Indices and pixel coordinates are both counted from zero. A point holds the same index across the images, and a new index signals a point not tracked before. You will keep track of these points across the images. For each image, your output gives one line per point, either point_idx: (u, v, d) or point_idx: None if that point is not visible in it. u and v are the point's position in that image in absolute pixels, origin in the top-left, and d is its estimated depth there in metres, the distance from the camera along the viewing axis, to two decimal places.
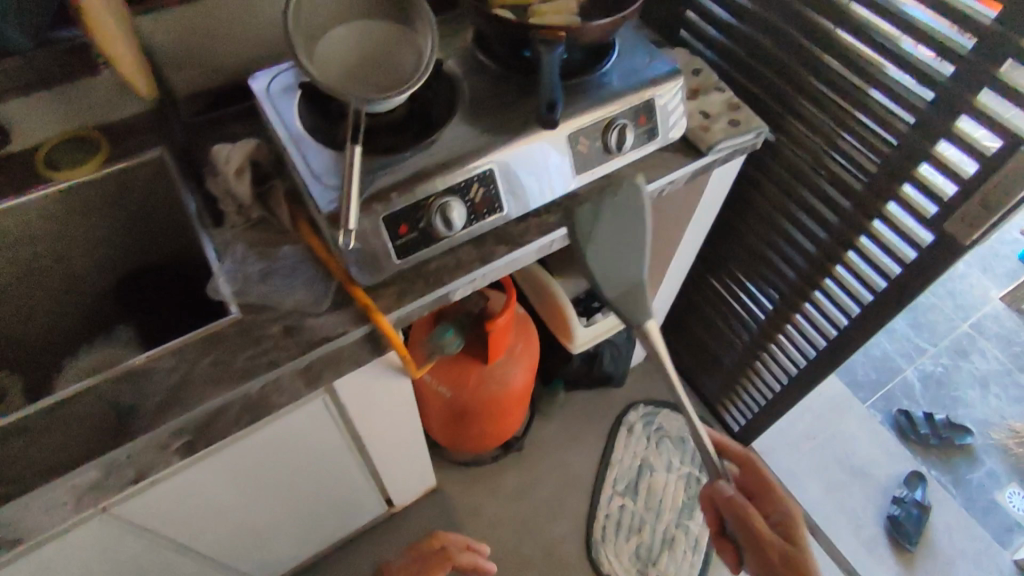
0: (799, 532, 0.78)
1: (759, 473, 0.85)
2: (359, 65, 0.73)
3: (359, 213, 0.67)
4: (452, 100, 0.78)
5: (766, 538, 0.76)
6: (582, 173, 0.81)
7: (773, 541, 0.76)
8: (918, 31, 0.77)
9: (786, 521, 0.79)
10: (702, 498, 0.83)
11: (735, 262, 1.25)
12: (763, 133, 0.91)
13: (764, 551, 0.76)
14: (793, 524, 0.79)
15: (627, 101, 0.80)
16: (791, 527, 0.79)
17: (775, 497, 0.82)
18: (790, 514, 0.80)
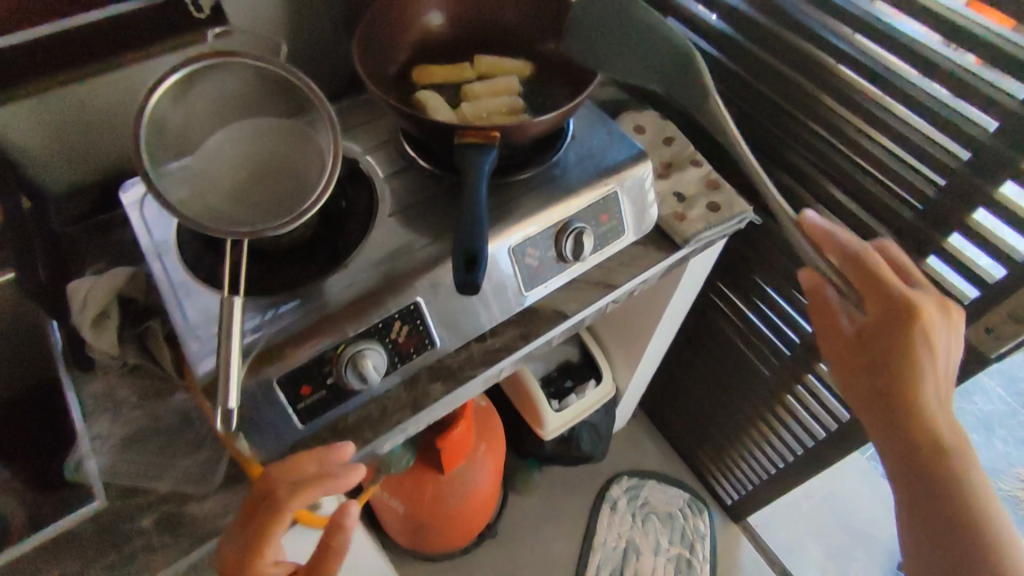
0: (946, 351, 0.59)
1: (861, 266, 0.61)
2: (257, 160, 0.60)
3: (245, 378, 0.54)
4: (370, 209, 0.64)
5: (905, 331, 0.58)
6: (534, 289, 0.67)
7: (927, 360, 0.58)
8: (912, 100, 0.65)
9: (898, 314, 0.59)
10: (814, 227, 0.64)
11: (722, 335, 1.12)
12: (748, 218, 0.77)
13: (910, 386, 0.59)
14: (942, 341, 0.58)
15: (582, 201, 0.67)
16: (940, 324, 0.59)
17: (906, 331, 0.58)
18: (950, 320, 0.59)
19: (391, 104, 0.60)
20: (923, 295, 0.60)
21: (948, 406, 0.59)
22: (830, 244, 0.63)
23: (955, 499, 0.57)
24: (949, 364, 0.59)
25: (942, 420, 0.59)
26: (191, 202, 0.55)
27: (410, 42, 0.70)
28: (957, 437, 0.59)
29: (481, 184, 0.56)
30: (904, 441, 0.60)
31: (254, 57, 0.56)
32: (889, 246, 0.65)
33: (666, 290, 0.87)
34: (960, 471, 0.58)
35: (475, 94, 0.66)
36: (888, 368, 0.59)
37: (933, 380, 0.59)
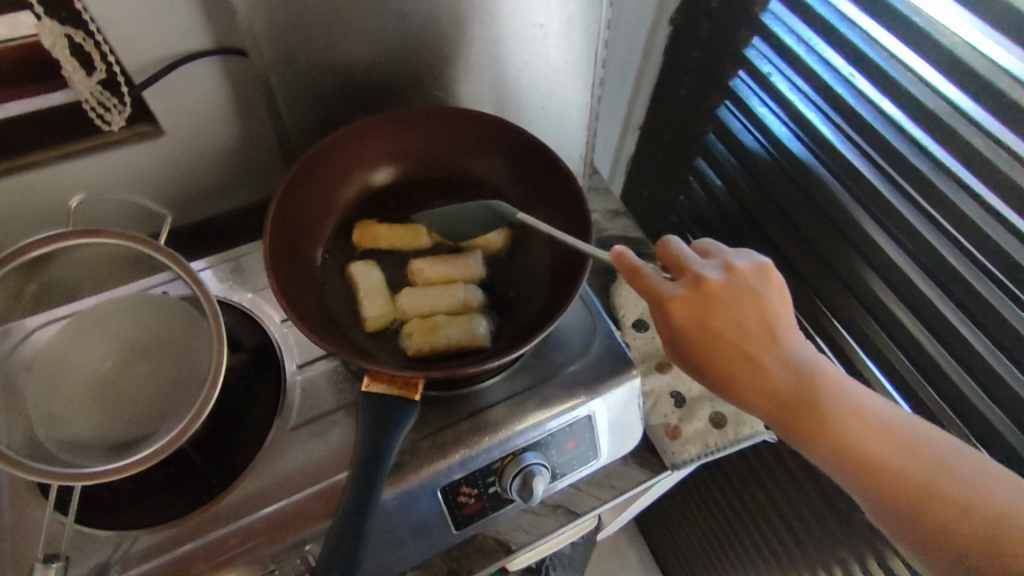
0: (765, 305, 0.46)
1: (661, 309, 0.46)
2: (130, 340, 0.48)
3: None
4: (275, 406, 0.53)
5: (718, 308, 0.45)
6: (469, 526, 0.53)
7: (743, 334, 0.45)
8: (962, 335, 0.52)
9: (690, 313, 0.45)
10: (623, 268, 0.47)
11: (717, 508, 0.94)
12: (762, 438, 0.60)
13: (759, 373, 0.46)
14: (771, 311, 0.46)
15: (542, 428, 0.52)
16: (754, 304, 0.46)
17: (711, 316, 0.45)
18: (767, 283, 0.47)
19: (290, 314, 0.45)
20: (716, 271, 0.47)
21: (795, 358, 0.46)
22: (641, 283, 0.46)
23: (885, 479, 0.43)
24: (777, 320, 0.47)
25: (796, 380, 0.45)
26: (41, 409, 0.44)
27: (347, 200, 0.59)
28: (865, 423, 0.44)
29: (391, 438, 0.44)
30: (814, 449, 0.45)
31: (127, 234, 0.44)
32: (672, 243, 0.49)
33: (639, 502, 0.71)
34: (840, 420, 0.44)
35: (424, 278, 0.54)
36: (743, 375, 0.45)
37: (766, 341, 0.46)
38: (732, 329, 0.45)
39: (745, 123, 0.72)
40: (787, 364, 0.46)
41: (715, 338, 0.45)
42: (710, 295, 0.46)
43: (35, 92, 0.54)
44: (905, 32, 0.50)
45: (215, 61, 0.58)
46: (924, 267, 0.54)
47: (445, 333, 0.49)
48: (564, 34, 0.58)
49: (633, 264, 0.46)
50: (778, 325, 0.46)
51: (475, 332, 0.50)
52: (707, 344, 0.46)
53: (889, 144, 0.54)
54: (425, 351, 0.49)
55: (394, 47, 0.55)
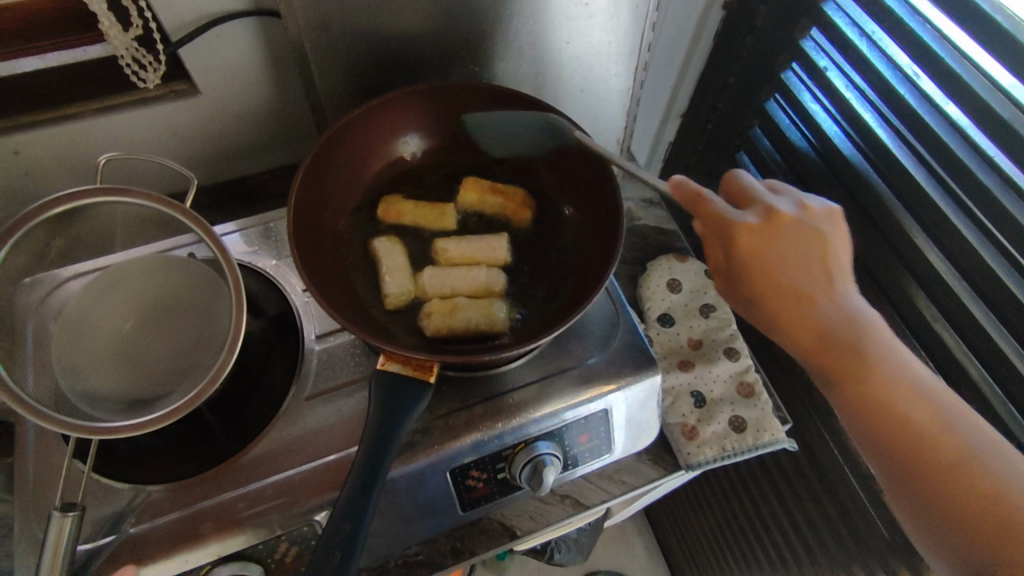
0: (829, 245, 0.46)
1: (722, 235, 0.47)
2: (151, 299, 0.49)
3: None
4: (292, 374, 0.53)
5: (778, 241, 0.46)
6: (475, 508, 0.53)
7: (800, 269, 0.46)
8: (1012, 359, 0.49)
9: (750, 242, 0.46)
10: (682, 195, 0.48)
11: (730, 509, 0.93)
12: (782, 446, 0.58)
13: (808, 305, 0.46)
14: (834, 251, 0.46)
15: (556, 418, 0.51)
16: (818, 242, 0.46)
17: (771, 246, 0.46)
18: (835, 226, 0.47)
19: (304, 278, 0.44)
20: (787, 205, 0.48)
21: (847, 300, 0.46)
22: (702, 210, 0.47)
23: (901, 438, 0.42)
24: (839, 261, 0.46)
25: (845, 322, 0.45)
26: (65, 356, 0.45)
27: (375, 172, 0.59)
28: (903, 381, 0.43)
29: (402, 421, 0.43)
30: (843, 394, 0.45)
31: (151, 195, 0.44)
32: (745, 177, 0.50)
33: (650, 496, 0.70)
34: (877, 372, 0.43)
35: (449, 257, 0.54)
36: (791, 306, 0.46)
37: (822, 278, 0.46)
38: (789, 263, 0.46)
39: (794, 119, 0.69)
40: (836, 306, 0.45)
41: (770, 268, 0.46)
42: (772, 229, 0.46)
43: (75, 43, 0.55)
44: (981, 31, 0.46)
45: (250, 22, 0.57)
46: (975, 286, 0.51)
47: (464, 315, 0.49)
48: (610, 15, 0.56)
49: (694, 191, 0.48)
50: (836, 266, 0.46)
51: (494, 316, 0.49)
52: (762, 272, 0.46)
53: (949, 152, 0.50)
54: (443, 332, 0.49)
55: (431, 18, 0.53)
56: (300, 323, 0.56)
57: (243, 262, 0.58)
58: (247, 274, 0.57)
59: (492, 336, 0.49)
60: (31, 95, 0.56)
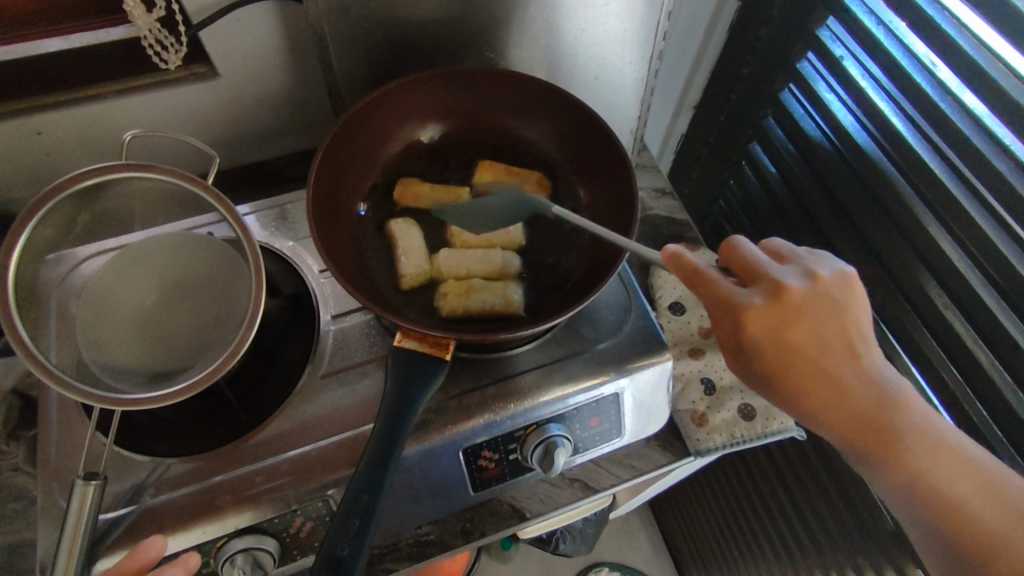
0: (847, 318, 0.43)
1: (736, 320, 0.42)
2: (172, 277, 0.49)
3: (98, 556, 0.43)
4: (308, 352, 0.54)
5: (796, 320, 0.42)
6: (486, 489, 0.54)
7: (825, 352, 0.42)
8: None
9: (767, 327, 0.42)
10: (680, 270, 0.44)
11: (736, 501, 0.93)
12: (790, 435, 0.59)
13: (836, 389, 0.42)
14: (855, 324, 0.43)
15: (567, 401, 0.52)
16: (836, 318, 0.42)
17: (791, 328, 0.42)
18: (852, 295, 0.43)
19: (325, 255, 0.44)
20: (796, 277, 0.44)
21: (875, 375, 0.43)
22: (709, 291, 0.43)
23: (945, 513, 0.41)
24: (859, 333, 0.43)
25: (877, 400, 0.42)
26: (88, 329, 0.46)
27: (393, 154, 0.59)
28: (938, 456, 0.41)
29: (417, 396, 0.44)
30: (882, 475, 0.43)
31: (176, 171, 0.46)
32: (742, 245, 0.46)
33: (658, 484, 0.71)
34: (913, 451, 0.42)
35: (464, 240, 0.55)
36: (819, 392, 0.42)
37: (845, 356, 0.42)
38: (810, 344, 0.42)
39: (808, 109, 0.69)
40: (867, 385, 0.42)
41: (792, 353, 0.42)
42: (790, 308, 0.42)
43: (98, 26, 0.54)
44: (1002, 20, 0.46)
45: (271, 5, 0.58)
46: (989, 276, 0.51)
47: (480, 297, 0.50)
48: (627, 3, 0.56)
49: (693, 272, 0.44)
50: (861, 342, 0.42)
51: (509, 297, 0.50)
52: (785, 358, 0.42)
53: (965, 142, 0.51)
54: (458, 313, 0.50)
55: (450, 3, 0.54)
56: (316, 303, 0.56)
57: (260, 243, 0.59)
58: (264, 255, 0.58)
59: (507, 318, 0.50)
60: (54, 76, 0.57)
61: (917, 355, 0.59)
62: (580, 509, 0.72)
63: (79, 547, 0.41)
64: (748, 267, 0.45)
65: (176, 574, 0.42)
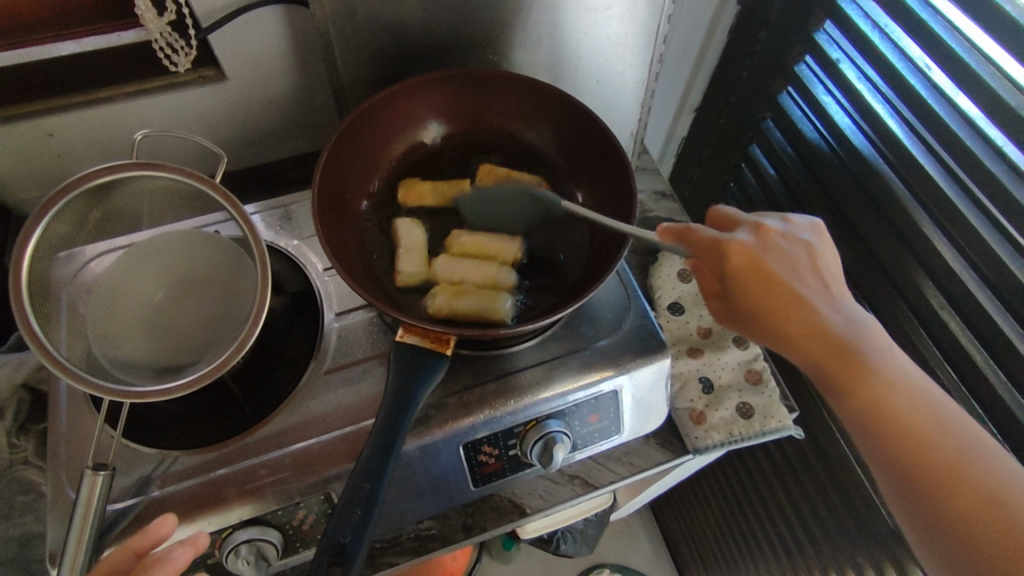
0: (818, 259, 0.47)
1: (720, 249, 0.46)
2: (180, 273, 0.51)
3: (103, 547, 0.44)
4: (312, 349, 0.55)
5: (773, 254, 0.47)
6: (486, 484, 0.55)
7: (800, 282, 0.46)
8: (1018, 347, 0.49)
9: (747, 254, 0.46)
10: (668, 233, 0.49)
11: (735, 501, 0.94)
12: (788, 433, 0.59)
13: (810, 316, 0.45)
14: (825, 265, 0.47)
15: (566, 398, 0.52)
16: (808, 256, 0.47)
17: (769, 259, 0.46)
18: (822, 242, 0.49)
19: (327, 251, 0.45)
20: (774, 224, 0.49)
21: (847, 311, 0.46)
22: (696, 231, 0.48)
23: (907, 442, 0.42)
24: (829, 274, 0.47)
25: (848, 329, 0.45)
26: (98, 323, 0.48)
27: (397, 155, 0.61)
28: (903, 387, 0.43)
29: (419, 390, 0.45)
30: (847, 401, 0.44)
31: (185, 170, 0.47)
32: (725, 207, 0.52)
33: (657, 484, 0.71)
34: (879, 378, 0.43)
35: (463, 248, 0.55)
36: (794, 317, 0.45)
37: (818, 290, 0.46)
38: (786, 275, 0.46)
39: (806, 111, 0.70)
40: (838, 317, 0.45)
41: (771, 280, 0.45)
42: (766, 245, 0.47)
43: (109, 30, 0.56)
44: (996, 24, 0.47)
45: (278, 9, 0.59)
46: (984, 276, 0.52)
47: (469, 301, 0.50)
48: (627, 6, 0.57)
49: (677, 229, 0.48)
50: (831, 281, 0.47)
51: (498, 305, 0.50)
52: (763, 285, 0.45)
53: (960, 143, 0.51)
54: (445, 314, 0.51)
55: (453, 7, 0.55)
56: (320, 301, 0.57)
57: (265, 242, 0.60)
58: (269, 253, 0.59)
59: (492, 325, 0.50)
60: (67, 78, 0.58)
61: (913, 355, 0.60)
62: (575, 509, 0.72)
63: (88, 536, 0.42)
64: (731, 219, 0.51)
65: (187, 551, 0.41)
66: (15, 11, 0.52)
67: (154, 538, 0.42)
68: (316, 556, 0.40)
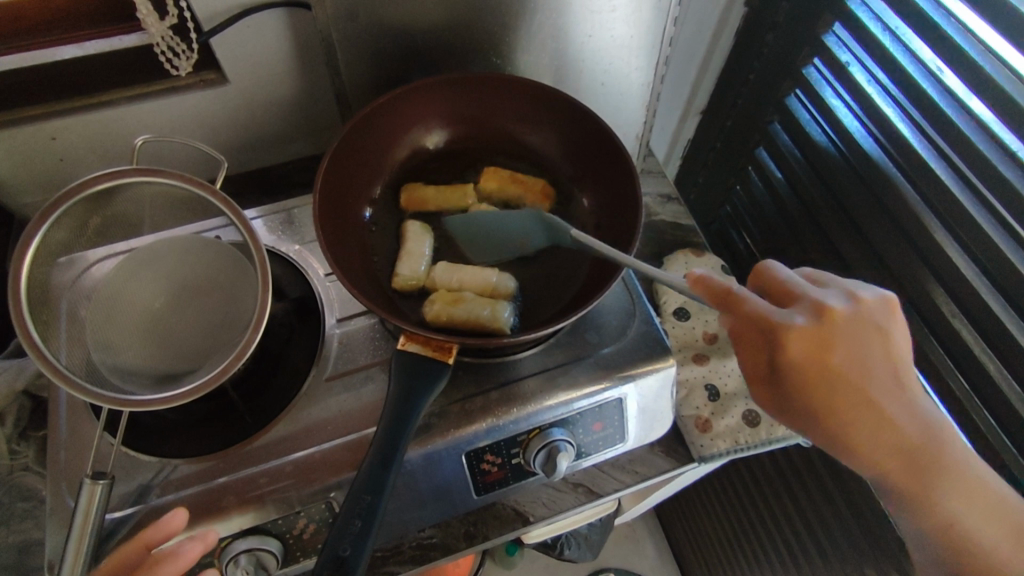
0: (888, 347, 0.42)
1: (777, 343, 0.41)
2: (179, 279, 0.50)
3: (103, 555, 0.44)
4: (312, 355, 0.54)
5: (841, 346, 0.41)
6: (489, 492, 0.54)
7: (866, 379, 0.41)
8: None
9: (811, 349, 0.40)
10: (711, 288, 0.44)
11: (741, 508, 0.93)
12: (795, 441, 0.59)
13: (875, 418, 0.41)
14: (895, 353, 0.42)
15: (571, 406, 0.52)
16: (879, 344, 0.42)
17: (833, 353, 0.41)
18: (894, 321, 0.42)
19: (327, 254, 0.45)
20: (840, 301, 0.43)
21: (914, 406, 0.42)
22: (746, 311, 0.42)
23: (963, 546, 0.42)
24: (897, 361, 0.42)
25: (918, 433, 0.42)
26: (95, 330, 0.47)
27: (399, 159, 0.60)
28: (970, 492, 0.42)
29: (420, 399, 0.45)
30: (906, 496, 0.43)
31: (185, 176, 0.46)
32: (778, 270, 0.45)
33: (659, 492, 0.70)
34: (945, 484, 0.42)
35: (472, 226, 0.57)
36: (858, 420, 0.41)
37: (887, 385, 0.42)
38: (851, 373, 0.41)
39: (815, 114, 0.69)
40: (903, 416, 0.42)
41: (834, 380, 0.41)
42: (834, 336, 0.41)
43: (111, 32, 0.55)
44: (1010, 27, 0.46)
45: (280, 12, 0.59)
46: (998, 285, 0.50)
47: (467, 308, 0.50)
48: (632, 9, 0.56)
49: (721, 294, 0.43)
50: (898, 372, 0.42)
51: (497, 315, 0.50)
52: (825, 385, 0.41)
53: (972, 147, 0.50)
54: (441, 321, 0.50)
55: (456, 10, 0.54)
56: (321, 306, 0.57)
57: (266, 247, 0.60)
58: (271, 258, 0.59)
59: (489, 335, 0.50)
60: (68, 81, 0.58)
61: (924, 363, 0.59)
62: (578, 515, 0.71)
63: (86, 545, 0.41)
64: (782, 290, 0.44)
65: (195, 546, 0.41)
66: (16, 15, 0.52)
67: (165, 532, 0.42)
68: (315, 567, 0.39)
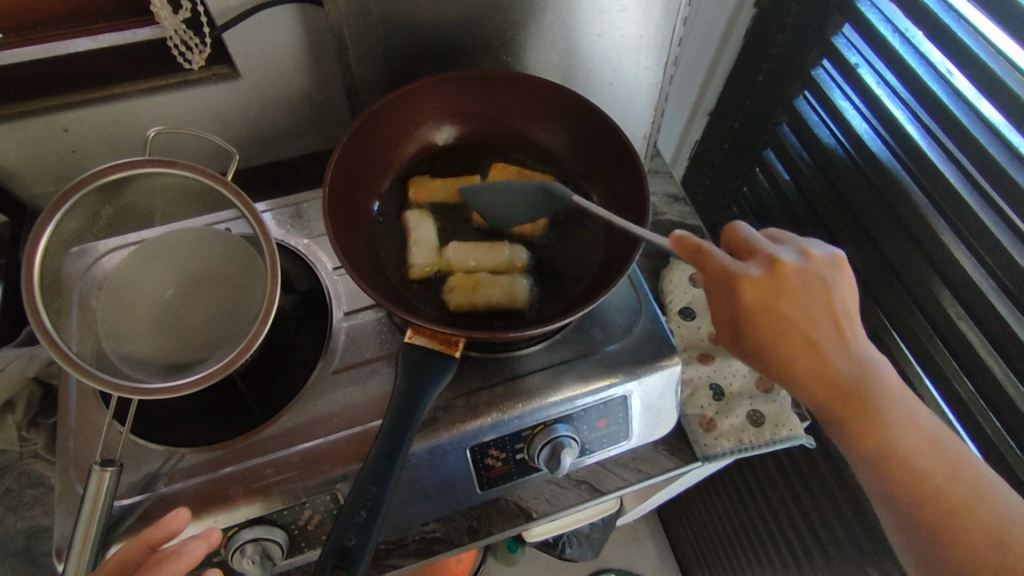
0: (835, 300, 0.43)
1: (728, 290, 0.42)
2: (189, 270, 0.51)
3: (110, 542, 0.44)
4: (320, 349, 0.54)
5: (790, 296, 0.42)
6: (493, 488, 0.54)
7: (812, 326, 0.42)
8: None
9: (759, 296, 0.42)
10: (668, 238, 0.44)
11: (744, 510, 0.93)
12: (799, 442, 0.58)
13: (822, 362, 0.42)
14: (841, 307, 0.43)
15: (576, 402, 0.52)
16: (825, 296, 0.43)
17: (782, 302, 0.42)
18: (842, 276, 0.44)
19: (337, 249, 0.45)
20: (791, 255, 0.44)
21: (861, 352, 0.43)
22: (701, 259, 0.43)
23: (916, 492, 0.41)
24: (844, 312, 0.43)
25: (863, 377, 0.42)
26: (107, 320, 0.48)
27: (408, 155, 0.61)
28: (914, 435, 0.42)
29: (427, 391, 0.45)
30: (857, 446, 0.43)
31: (197, 168, 0.47)
32: (740, 228, 0.46)
33: (662, 492, 0.70)
34: (895, 430, 0.42)
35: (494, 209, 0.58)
36: (805, 361, 0.42)
37: (831, 332, 0.43)
38: (800, 321, 0.42)
39: (823, 116, 0.69)
40: (849, 363, 0.43)
41: (784, 325, 0.42)
42: (783, 286, 0.42)
43: (125, 26, 0.56)
44: (1020, 30, 0.46)
45: (293, 8, 0.59)
46: (1004, 288, 0.50)
47: (487, 294, 0.51)
48: (643, 8, 0.56)
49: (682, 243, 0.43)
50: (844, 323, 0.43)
51: (517, 292, 0.52)
52: (774, 330, 0.42)
53: (981, 150, 0.50)
54: (465, 307, 0.52)
55: (466, 7, 0.55)
56: (329, 301, 0.57)
57: (276, 241, 0.60)
58: (279, 252, 0.59)
59: (513, 312, 0.52)
60: (81, 75, 0.58)
61: (929, 366, 0.59)
62: (581, 513, 0.71)
63: (95, 531, 0.42)
64: (741, 245, 0.45)
65: (201, 543, 0.41)
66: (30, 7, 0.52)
67: (168, 531, 0.42)
68: (321, 558, 0.40)
